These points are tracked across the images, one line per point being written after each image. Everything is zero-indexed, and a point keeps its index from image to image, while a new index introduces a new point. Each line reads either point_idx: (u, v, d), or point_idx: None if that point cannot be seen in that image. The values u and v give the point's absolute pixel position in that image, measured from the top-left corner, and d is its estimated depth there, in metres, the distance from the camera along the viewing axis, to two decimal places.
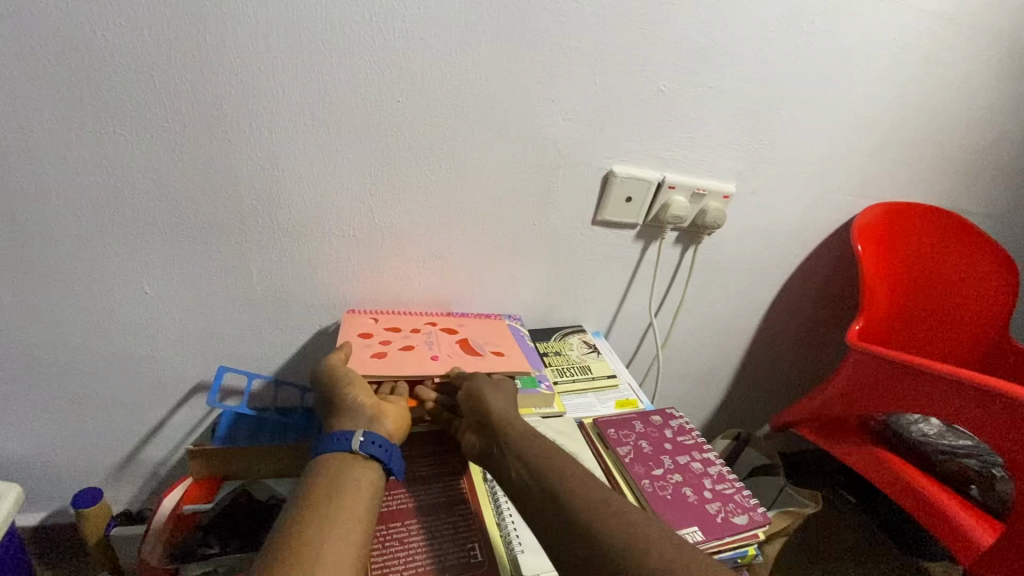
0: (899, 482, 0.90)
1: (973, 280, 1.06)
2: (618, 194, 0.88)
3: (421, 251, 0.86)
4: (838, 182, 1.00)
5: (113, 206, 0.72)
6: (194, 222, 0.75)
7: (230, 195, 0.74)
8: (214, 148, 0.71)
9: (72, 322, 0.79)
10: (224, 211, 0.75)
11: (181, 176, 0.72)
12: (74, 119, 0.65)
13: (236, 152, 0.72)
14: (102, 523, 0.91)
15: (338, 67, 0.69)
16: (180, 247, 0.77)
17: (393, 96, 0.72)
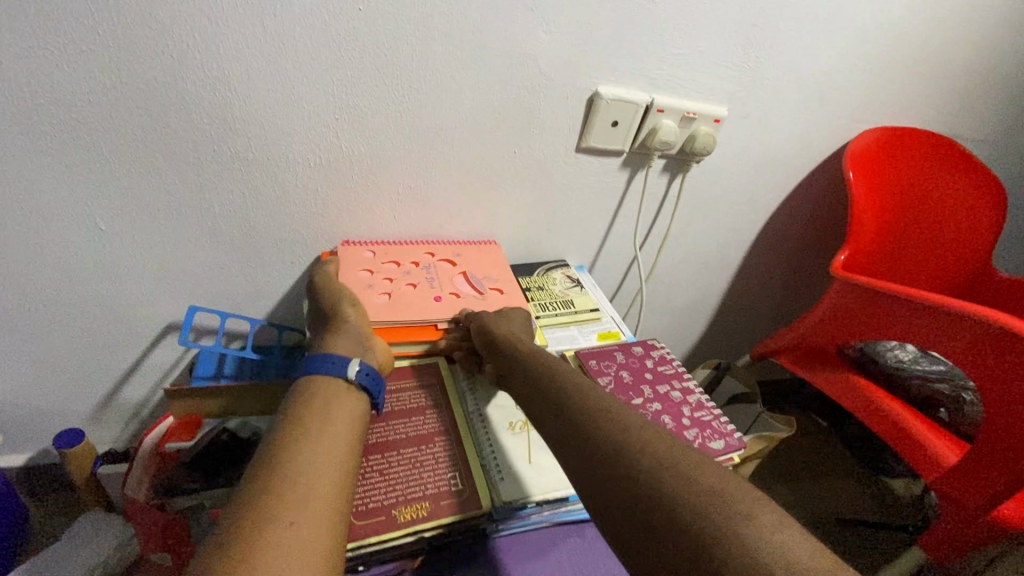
0: (872, 407, 0.93)
1: (962, 207, 1.04)
2: (603, 118, 0.82)
3: (395, 182, 0.82)
4: (835, 105, 0.95)
5: (47, 133, 0.65)
6: (142, 151, 0.69)
7: (181, 120, 0.68)
8: (156, 66, 0.63)
9: (23, 262, 0.74)
10: (177, 138, 0.69)
11: (122, 99, 0.65)
12: None
13: (182, 71, 0.64)
14: (87, 462, 0.91)
15: None
16: (131, 179, 0.71)
17: (354, 4, 0.65)
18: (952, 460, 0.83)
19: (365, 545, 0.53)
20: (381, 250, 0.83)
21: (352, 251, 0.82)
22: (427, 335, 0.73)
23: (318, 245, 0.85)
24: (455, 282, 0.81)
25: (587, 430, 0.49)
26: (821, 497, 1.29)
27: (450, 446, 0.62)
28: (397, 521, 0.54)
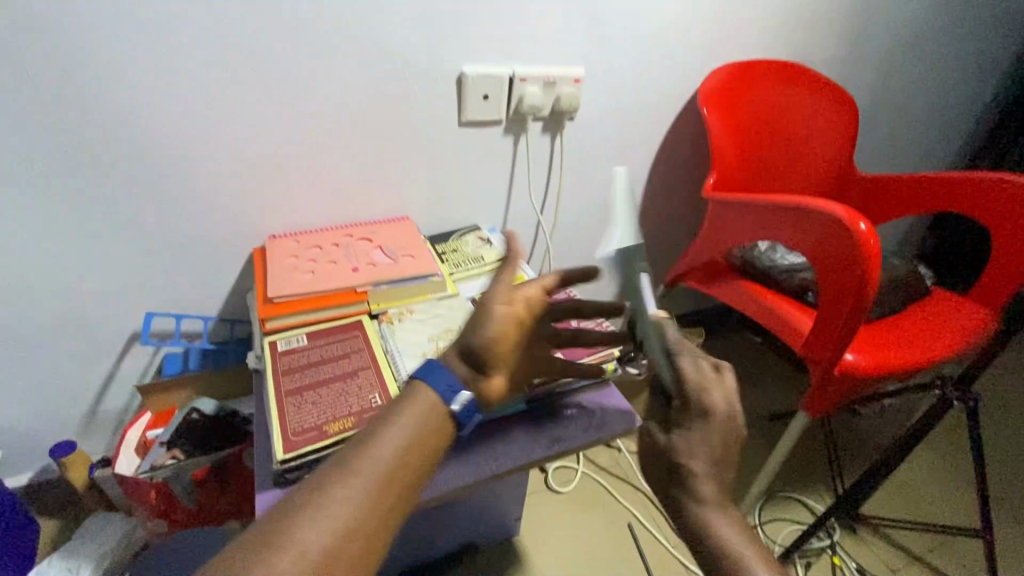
0: (752, 305, 1.10)
1: (803, 121, 1.21)
2: (474, 93, 0.97)
3: (307, 179, 0.96)
4: (681, 51, 1.11)
5: (13, 182, 0.79)
6: (92, 186, 0.83)
7: (78, 126, 0.78)
8: (64, 87, 0.75)
9: (28, 298, 0.89)
10: (75, 150, 0.80)
11: (10, 106, 0.74)
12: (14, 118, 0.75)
13: (114, 119, 0.80)
14: (84, 467, 1.03)
15: (183, 26, 0.76)
16: (101, 217, 0.86)
17: (241, 43, 0.80)
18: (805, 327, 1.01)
19: (305, 453, 0.67)
20: (304, 239, 0.95)
21: (279, 244, 0.94)
22: (348, 297, 0.85)
23: (266, 235, 0.98)
24: (371, 255, 0.93)
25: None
26: (753, 400, 1.44)
27: (370, 373, 0.75)
28: (328, 434, 0.68)
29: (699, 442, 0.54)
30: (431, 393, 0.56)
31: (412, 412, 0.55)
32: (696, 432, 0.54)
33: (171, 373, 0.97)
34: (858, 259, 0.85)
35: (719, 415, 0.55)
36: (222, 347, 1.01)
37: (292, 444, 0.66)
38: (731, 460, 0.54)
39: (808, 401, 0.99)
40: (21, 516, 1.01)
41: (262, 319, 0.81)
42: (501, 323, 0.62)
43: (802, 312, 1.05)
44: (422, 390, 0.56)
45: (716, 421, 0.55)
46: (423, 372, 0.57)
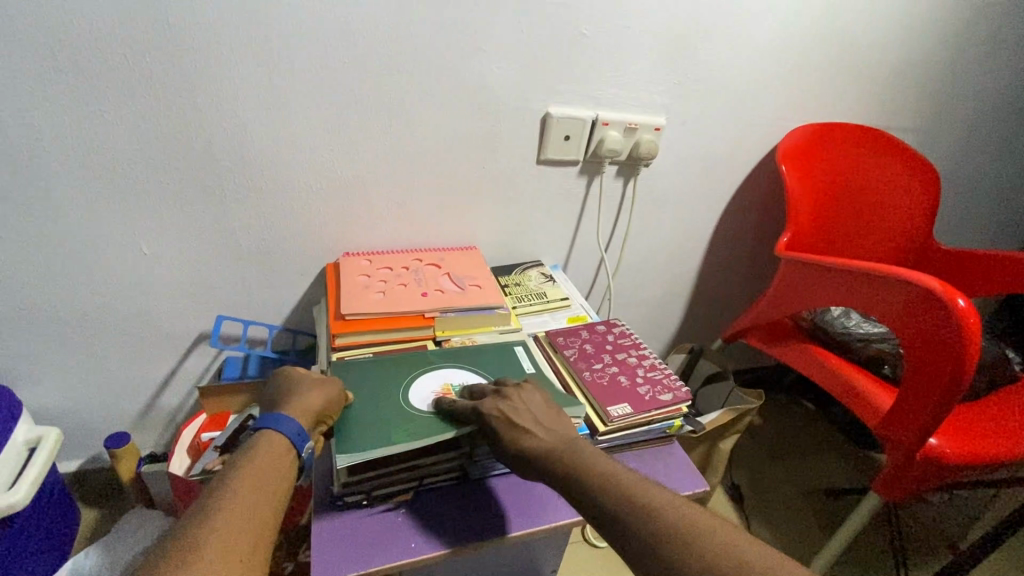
0: (821, 371, 1.05)
1: (882, 187, 1.18)
2: (557, 133, 0.98)
3: (385, 202, 0.99)
4: (763, 108, 1.11)
5: (118, 181, 0.84)
6: (189, 191, 0.88)
7: (187, 136, 0.83)
8: (181, 99, 0.80)
9: (111, 290, 0.93)
10: (181, 157, 0.84)
11: (131, 112, 0.79)
12: (132, 122, 0.80)
13: (219, 132, 0.84)
14: (132, 462, 1.05)
15: (298, 51, 0.81)
16: (191, 219, 0.90)
17: (346, 70, 0.84)
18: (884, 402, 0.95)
19: (366, 478, 0.65)
20: (376, 259, 0.97)
21: (351, 262, 0.95)
22: (414, 322, 0.85)
23: (339, 252, 1.01)
24: (439, 281, 0.94)
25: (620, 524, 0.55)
26: (809, 473, 1.35)
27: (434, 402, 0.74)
28: (390, 461, 0.66)
29: (532, 428, 0.65)
30: (280, 438, 0.61)
31: (266, 454, 0.58)
32: (524, 422, 0.65)
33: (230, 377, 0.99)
34: (955, 338, 0.80)
35: (539, 407, 0.68)
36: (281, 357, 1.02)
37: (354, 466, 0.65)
38: (558, 424, 0.66)
39: (882, 483, 0.93)
40: (65, 504, 1.03)
41: (331, 334, 0.81)
42: (327, 405, 0.66)
43: (878, 386, 0.99)
44: (272, 436, 0.60)
45: (535, 413, 0.67)
46: (264, 423, 0.62)
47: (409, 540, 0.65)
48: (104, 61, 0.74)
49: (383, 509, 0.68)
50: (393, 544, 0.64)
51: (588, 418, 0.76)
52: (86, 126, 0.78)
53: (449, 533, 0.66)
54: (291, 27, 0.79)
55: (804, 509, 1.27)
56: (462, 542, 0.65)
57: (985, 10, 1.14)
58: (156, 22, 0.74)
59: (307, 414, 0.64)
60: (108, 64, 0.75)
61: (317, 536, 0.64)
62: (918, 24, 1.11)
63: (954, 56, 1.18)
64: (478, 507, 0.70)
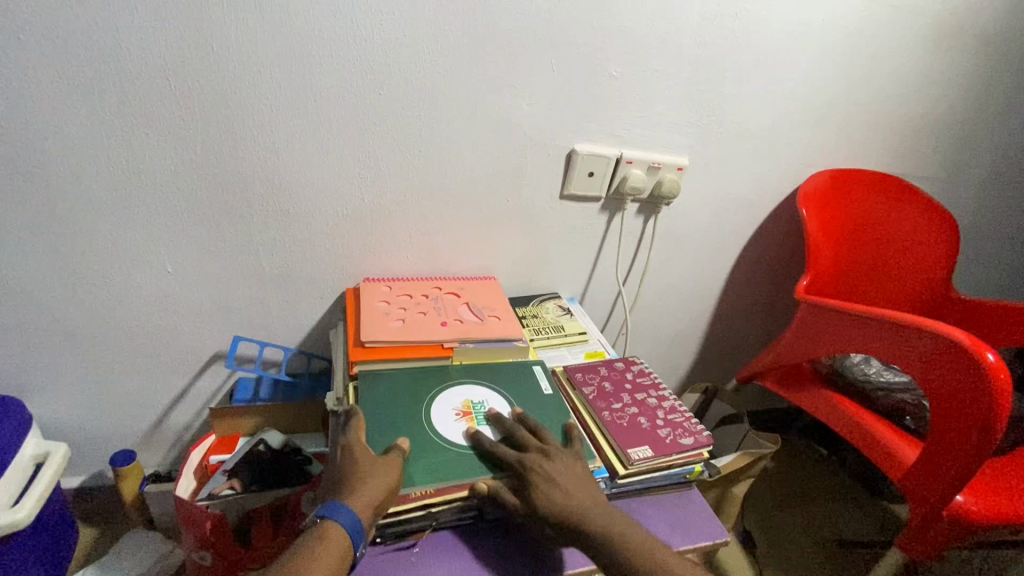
0: (841, 418, 1.03)
1: (901, 233, 1.19)
2: (581, 169, 0.99)
3: (407, 229, 0.99)
4: (785, 152, 1.12)
5: (147, 200, 0.85)
6: (216, 213, 0.88)
7: (219, 160, 0.84)
8: (218, 124, 0.82)
9: (130, 307, 0.93)
10: (212, 179, 0.86)
11: (169, 135, 0.81)
12: (166, 144, 0.81)
13: (250, 156, 0.85)
14: (136, 481, 1.03)
15: (332, 82, 0.83)
16: (217, 240, 0.91)
17: (379, 102, 0.86)
18: (908, 456, 0.92)
19: (383, 514, 0.64)
20: (396, 286, 0.97)
21: (371, 288, 0.96)
22: (433, 352, 0.84)
23: (359, 277, 1.01)
24: (459, 311, 0.93)
25: None
26: (823, 521, 1.32)
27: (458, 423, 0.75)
28: (409, 497, 0.65)
29: (573, 494, 0.63)
30: (343, 535, 0.59)
31: (329, 554, 0.58)
32: (560, 483, 0.64)
33: (243, 398, 0.98)
34: (983, 393, 0.79)
35: (576, 468, 0.67)
36: (294, 380, 1.01)
37: None
38: (583, 484, 0.66)
39: (906, 539, 0.90)
40: (65, 522, 1.01)
41: (350, 361, 0.81)
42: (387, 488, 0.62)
43: (903, 438, 0.97)
44: (335, 530, 0.59)
45: (574, 476, 0.65)
46: (330, 513, 0.59)
47: None
48: (147, 86, 0.76)
49: (397, 548, 0.66)
50: None
51: (607, 459, 0.75)
52: (123, 147, 0.80)
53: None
54: (327, 57, 0.81)
55: (820, 560, 1.23)
56: None
57: (1004, 67, 1.16)
58: (198, 50, 0.76)
59: (369, 508, 0.60)
60: (149, 88, 0.76)
61: None
62: (939, 78, 1.12)
63: (972, 110, 1.20)
64: (494, 548, 0.68)
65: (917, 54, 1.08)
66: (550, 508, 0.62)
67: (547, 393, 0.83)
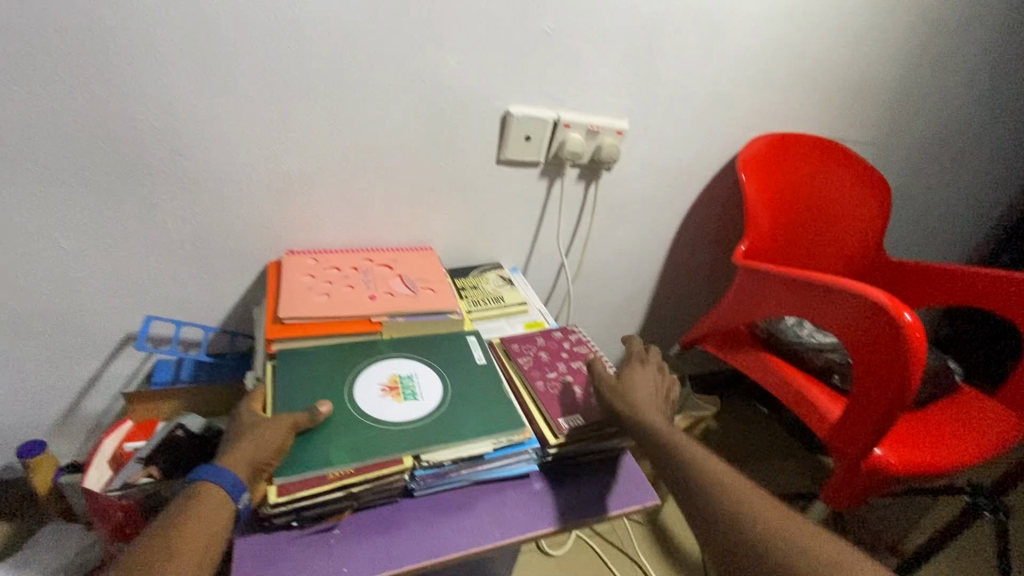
0: (775, 380, 1.05)
1: (838, 198, 1.21)
2: (517, 133, 0.95)
3: (332, 197, 0.93)
4: (725, 116, 1.10)
5: (25, 166, 0.75)
6: (111, 181, 0.80)
7: (108, 121, 0.75)
8: (105, 79, 0.73)
9: (18, 286, 0.84)
10: (103, 142, 0.77)
11: (44, 90, 0.71)
12: (40, 102, 0.72)
13: (144, 117, 0.77)
14: (49, 473, 0.96)
15: (232, 32, 0.74)
16: (116, 212, 0.83)
17: (288, 54, 0.78)
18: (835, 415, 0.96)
19: (298, 498, 0.60)
20: (323, 258, 0.92)
21: (295, 260, 0.90)
22: (361, 326, 0.81)
23: (284, 250, 0.95)
24: (390, 283, 0.89)
25: (709, 496, 0.61)
26: (762, 477, 1.38)
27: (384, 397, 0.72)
28: (327, 479, 0.62)
29: (641, 404, 0.71)
30: (220, 493, 0.58)
31: (205, 512, 0.56)
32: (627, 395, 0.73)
33: (160, 382, 0.92)
34: (900, 352, 0.81)
35: (651, 396, 0.74)
36: (218, 361, 0.96)
37: (286, 485, 0.60)
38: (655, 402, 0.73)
39: (831, 491, 0.94)
40: None
41: (267, 339, 0.76)
42: (271, 443, 0.61)
43: (831, 397, 1.00)
44: (211, 489, 0.58)
45: (648, 399, 0.73)
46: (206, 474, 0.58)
47: (342, 564, 0.61)
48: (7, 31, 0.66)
49: (316, 531, 0.63)
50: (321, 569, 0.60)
51: (538, 429, 0.74)
52: None
53: (383, 556, 0.62)
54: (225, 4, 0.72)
55: None
56: (396, 565, 0.62)
57: (934, 31, 1.18)
58: None
59: (247, 465, 0.59)
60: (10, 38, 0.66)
61: (241, 562, 0.59)
62: (875, 39, 1.13)
63: (906, 75, 1.21)
64: (420, 527, 0.66)
65: (855, 14, 1.07)
66: (621, 409, 0.71)
67: (480, 363, 0.81)
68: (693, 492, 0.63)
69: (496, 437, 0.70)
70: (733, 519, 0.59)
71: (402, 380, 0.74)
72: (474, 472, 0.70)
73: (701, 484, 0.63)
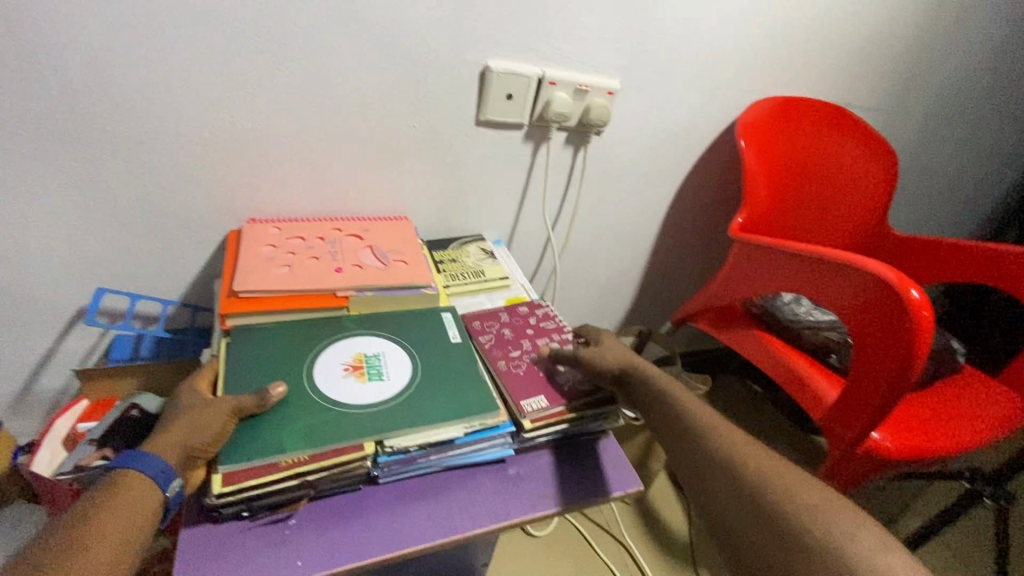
0: (770, 359, 1.00)
1: (843, 167, 1.14)
2: (498, 92, 0.87)
3: (296, 161, 0.86)
4: (725, 76, 1.02)
5: None
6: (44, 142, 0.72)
7: (34, 73, 0.67)
8: (23, 23, 0.64)
9: None
10: (29, 97, 0.68)
11: None
12: None
13: (76, 69, 0.68)
14: (6, 455, 0.92)
15: None
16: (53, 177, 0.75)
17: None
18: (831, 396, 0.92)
19: (246, 488, 0.56)
20: (288, 227, 0.85)
21: (257, 229, 0.84)
22: (325, 302, 0.75)
23: (247, 219, 0.88)
24: (359, 255, 0.83)
25: (694, 449, 0.61)
26: None
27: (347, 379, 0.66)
28: (279, 467, 0.57)
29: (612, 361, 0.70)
30: (145, 479, 0.52)
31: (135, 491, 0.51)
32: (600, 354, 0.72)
33: (116, 359, 0.87)
34: (906, 330, 0.76)
35: (621, 351, 0.73)
36: (179, 338, 0.90)
37: (233, 475, 0.55)
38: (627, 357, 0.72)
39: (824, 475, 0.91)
40: None
41: (221, 315, 0.70)
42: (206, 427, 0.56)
43: (827, 377, 0.96)
44: (133, 476, 0.52)
45: (618, 355, 0.72)
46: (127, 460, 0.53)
47: (296, 557, 0.56)
48: None
49: (271, 522, 0.59)
50: (273, 563, 0.56)
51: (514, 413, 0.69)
52: None
53: (342, 547, 0.58)
54: None
55: None
56: (356, 557, 0.57)
57: None
58: None
59: (180, 449, 0.54)
60: None
61: (185, 555, 0.55)
62: None
63: (922, 33, 1.13)
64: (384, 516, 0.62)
65: None
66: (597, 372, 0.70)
67: (456, 341, 0.75)
68: (678, 446, 0.63)
69: (469, 421, 0.65)
70: (717, 469, 0.58)
71: (367, 360, 0.69)
72: (443, 458, 0.65)
73: (683, 438, 0.62)
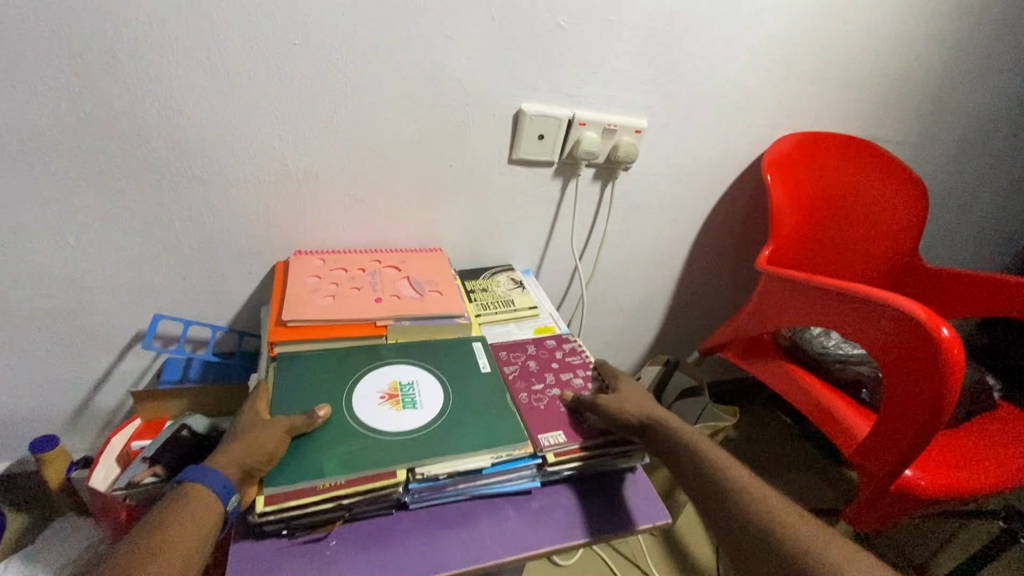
0: (798, 393, 1.00)
1: (870, 201, 1.14)
2: (530, 131, 0.92)
3: (341, 197, 0.91)
4: (750, 113, 1.05)
5: (31, 166, 0.74)
6: (117, 180, 0.79)
7: (113, 120, 0.74)
8: (107, 76, 0.71)
9: (26, 285, 0.84)
10: (107, 141, 0.76)
11: (48, 88, 0.70)
12: (44, 101, 0.70)
13: (149, 115, 0.75)
14: (62, 468, 0.97)
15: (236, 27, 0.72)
16: (122, 211, 0.82)
17: (295, 52, 0.76)
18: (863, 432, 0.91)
19: (287, 508, 0.59)
20: (331, 258, 0.90)
21: (302, 261, 0.89)
22: (366, 330, 0.79)
23: (293, 250, 0.94)
24: (397, 286, 0.87)
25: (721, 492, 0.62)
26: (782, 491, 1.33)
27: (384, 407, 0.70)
28: (317, 489, 0.60)
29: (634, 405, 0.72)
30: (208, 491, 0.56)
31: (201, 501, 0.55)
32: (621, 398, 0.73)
33: (168, 381, 0.92)
34: (936, 369, 0.76)
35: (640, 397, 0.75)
36: (225, 361, 0.95)
37: (274, 495, 0.59)
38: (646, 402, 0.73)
39: (855, 513, 0.89)
40: None
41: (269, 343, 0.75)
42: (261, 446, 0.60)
43: (857, 412, 0.95)
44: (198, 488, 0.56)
45: (639, 400, 0.73)
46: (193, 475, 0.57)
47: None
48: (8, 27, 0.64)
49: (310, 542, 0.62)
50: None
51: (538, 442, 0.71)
52: None
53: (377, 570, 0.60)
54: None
55: None
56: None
57: (979, 23, 1.10)
58: None
59: (237, 467, 0.58)
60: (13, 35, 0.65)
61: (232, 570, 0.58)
62: (915, 31, 1.05)
63: (948, 69, 1.14)
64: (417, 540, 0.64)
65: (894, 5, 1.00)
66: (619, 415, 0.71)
67: (486, 371, 0.78)
68: (702, 488, 0.64)
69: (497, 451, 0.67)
70: (746, 514, 0.59)
71: (403, 389, 0.72)
72: (473, 485, 0.67)
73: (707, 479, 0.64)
